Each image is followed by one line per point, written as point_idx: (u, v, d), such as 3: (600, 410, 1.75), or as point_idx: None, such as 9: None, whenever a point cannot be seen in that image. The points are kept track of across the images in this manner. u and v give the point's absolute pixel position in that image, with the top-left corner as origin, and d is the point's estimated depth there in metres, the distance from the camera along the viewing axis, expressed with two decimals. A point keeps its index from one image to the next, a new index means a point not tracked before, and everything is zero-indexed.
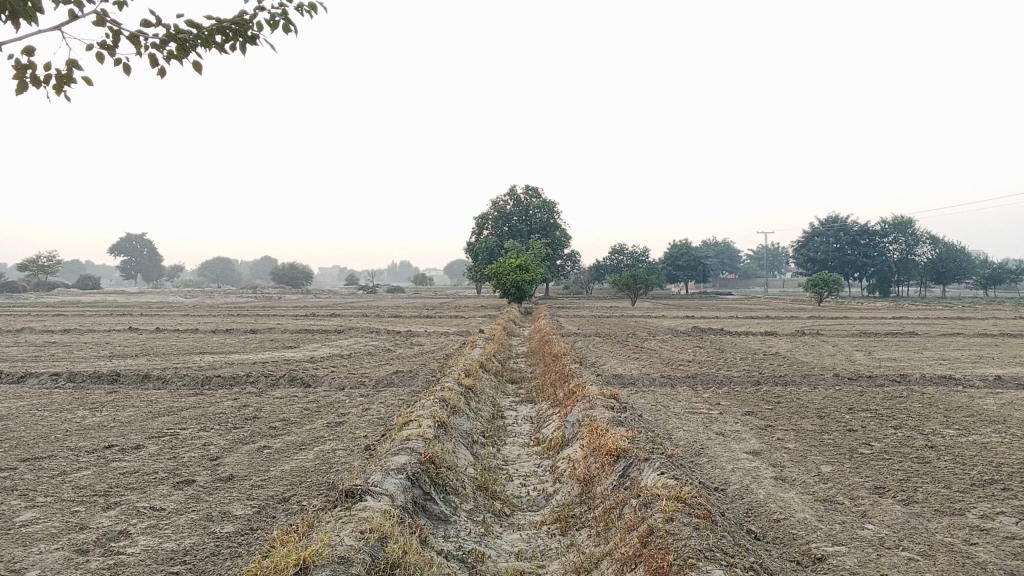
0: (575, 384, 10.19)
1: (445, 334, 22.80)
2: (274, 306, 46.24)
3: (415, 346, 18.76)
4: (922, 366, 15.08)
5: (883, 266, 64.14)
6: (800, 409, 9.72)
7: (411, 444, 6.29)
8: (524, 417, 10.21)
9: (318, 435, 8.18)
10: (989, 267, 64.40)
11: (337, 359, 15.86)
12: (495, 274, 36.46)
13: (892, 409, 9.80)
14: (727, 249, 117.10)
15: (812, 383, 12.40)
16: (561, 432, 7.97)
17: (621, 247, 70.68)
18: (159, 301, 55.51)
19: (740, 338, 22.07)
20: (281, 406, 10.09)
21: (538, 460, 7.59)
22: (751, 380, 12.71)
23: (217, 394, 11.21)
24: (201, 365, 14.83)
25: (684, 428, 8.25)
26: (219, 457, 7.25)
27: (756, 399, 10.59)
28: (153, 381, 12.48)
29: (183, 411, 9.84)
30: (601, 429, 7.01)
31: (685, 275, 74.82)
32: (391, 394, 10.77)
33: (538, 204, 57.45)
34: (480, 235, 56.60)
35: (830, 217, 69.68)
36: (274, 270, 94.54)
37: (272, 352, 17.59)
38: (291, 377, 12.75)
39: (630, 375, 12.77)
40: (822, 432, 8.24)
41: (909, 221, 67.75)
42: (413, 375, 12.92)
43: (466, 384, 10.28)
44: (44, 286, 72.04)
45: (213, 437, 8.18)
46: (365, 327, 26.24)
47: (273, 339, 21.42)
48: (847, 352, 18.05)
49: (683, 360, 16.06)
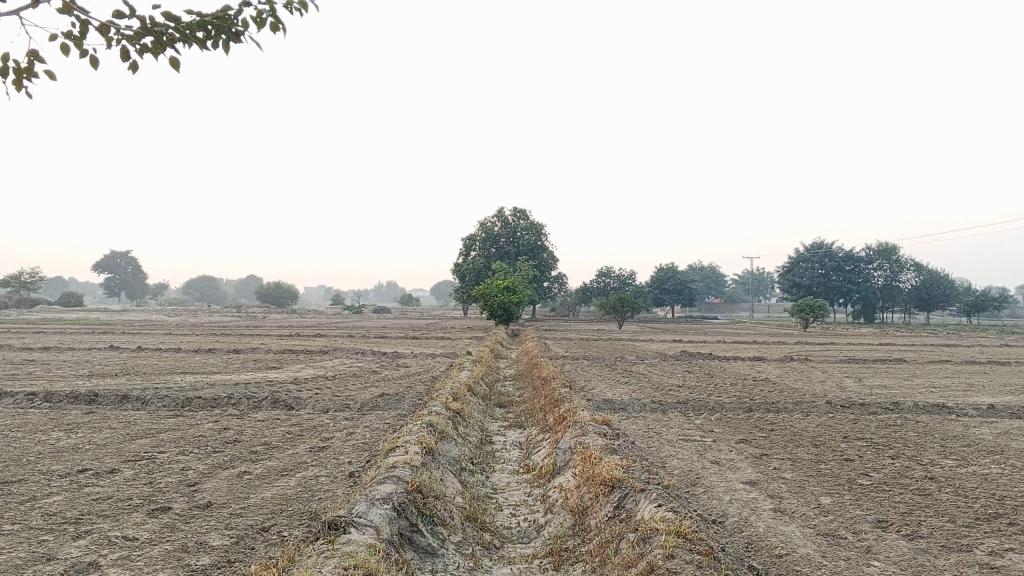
0: (565, 410, 9.96)
1: (432, 356, 22.53)
2: (259, 326, 45.87)
3: (401, 368, 18.49)
4: (914, 393, 14.93)
5: (868, 292, 64.76)
6: (795, 437, 9.52)
7: (397, 472, 6.06)
8: (513, 443, 9.97)
9: (300, 461, 7.91)
10: (973, 294, 64.72)
11: (321, 381, 15.59)
12: (482, 295, 36.25)
13: (888, 438, 9.61)
14: (713, 273, 117.43)
15: (805, 410, 12.20)
16: (552, 460, 7.75)
17: (609, 270, 70.65)
18: (142, 319, 54.97)
19: (729, 363, 21.89)
20: (263, 429, 9.83)
21: (529, 488, 7.36)
22: (743, 407, 12.52)
23: (197, 416, 10.93)
24: (182, 385, 14.54)
25: (678, 456, 8.04)
26: (197, 483, 6.98)
27: (749, 426, 10.38)
28: (132, 401, 12.19)
29: (161, 433, 9.56)
30: (595, 457, 6.80)
31: (671, 299, 74.84)
32: (376, 418, 10.51)
33: (526, 225, 57.41)
34: (467, 256, 56.45)
35: (816, 243, 69.97)
36: (259, 290, 94.08)
37: (256, 372, 17.28)
38: (275, 399, 12.48)
39: (621, 400, 12.55)
40: (819, 462, 8.05)
41: (893, 247, 68.07)
42: (399, 398, 12.64)
43: (453, 408, 10.04)
44: (27, 303, 71.46)
45: (191, 461, 7.91)
46: (351, 348, 25.95)
47: (257, 359, 21.09)
48: (837, 379, 17.90)
49: (673, 385, 15.86)
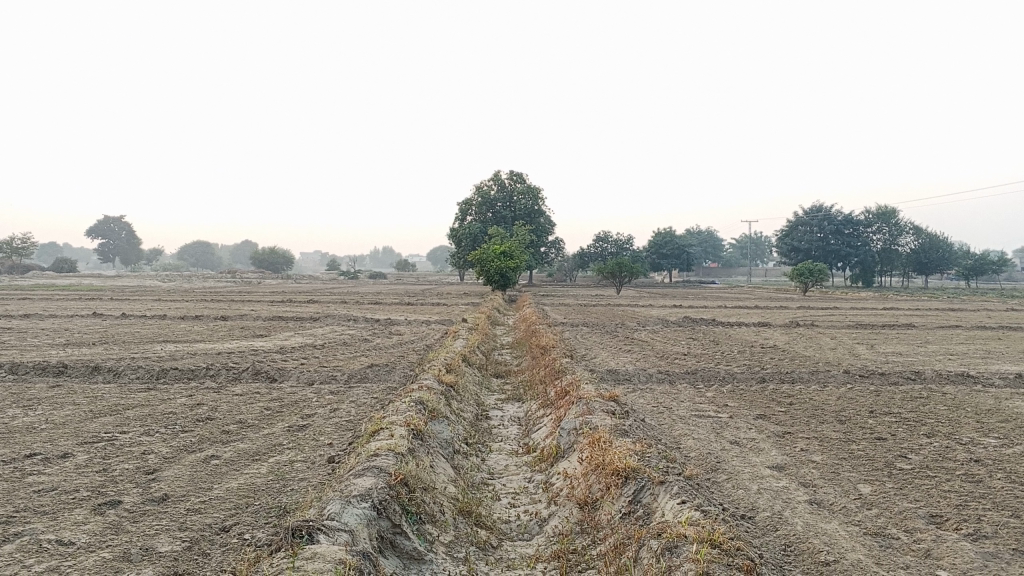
0: (568, 383, 9.16)
1: (426, 322, 21.78)
2: (253, 292, 45.19)
3: (393, 336, 17.72)
4: (932, 362, 14.14)
5: (866, 256, 64.10)
6: (817, 413, 8.75)
7: (378, 462, 5.24)
8: (510, 419, 9.20)
9: (275, 443, 7.12)
10: (972, 259, 63.95)
11: (309, 350, 14.81)
12: (478, 260, 35.36)
13: (918, 413, 8.82)
14: (711, 237, 116.50)
15: (822, 381, 11.44)
16: (555, 441, 6.97)
17: (606, 235, 69.61)
18: (136, 285, 53.91)
19: (734, 329, 21.10)
20: (239, 405, 9.04)
21: (529, 474, 6.59)
22: (756, 377, 11.75)
23: (171, 390, 10.13)
24: (160, 355, 13.74)
25: (694, 436, 7.26)
26: (157, 471, 6.18)
27: (766, 400, 9.61)
28: (103, 373, 11.41)
29: (128, 410, 8.77)
30: (604, 440, 6.01)
31: (669, 264, 73.98)
32: (364, 392, 9.73)
33: (522, 189, 56.32)
34: (463, 220, 55.51)
35: (816, 206, 68.97)
36: (253, 256, 93.52)
37: (240, 341, 16.45)
38: (256, 370, 11.69)
39: (625, 371, 11.76)
40: (849, 441, 7.28)
41: (893, 210, 67.01)
42: (390, 369, 11.85)
43: (446, 381, 9.22)
44: (21, 268, 70.61)
45: (154, 444, 7.11)
46: (342, 314, 25.20)
47: (244, 326, 20.24)
48: (848, 346, 17.14)
49: (678, 353, 15.07)
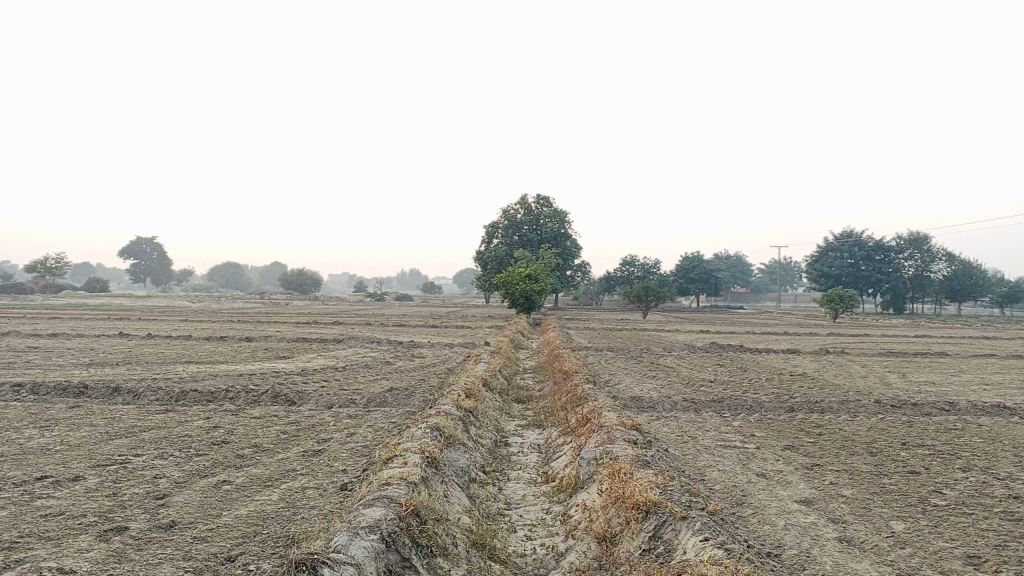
0: (589, 410, 8.95)
1: (450, 346, 21.62)
2: (280, 313, 45.37)
3: (416, 359, 17.61)
4: (966, 392, 13.74)
5: (897, 282, 63.19)
6: (847, 444, 8.48)
7: (390, 491, 5.08)
8: (530, 446, 9.02)
9: (289, 468, 6.99)
10: (1006, 286, 62.85)
11: (330, 373, 14.71)
12: (503, 283, 35.23)
13: (953, 446, 8.51)
14: (739, 262, 115.69)
15: (852, 410, 11.13)
16: (574, 471, 6.78)
17: (633, 259, 69.30)
18: (165, 305, 54.41)
19: (762, 356, 20.77)
20: (256, 428, 8.94)
21: (547, 505, 6.39)
22: (784, 406, 11.46)
23: (189, 411, 10.06)
24: (182, 376, 13.70)
25: (718, 467, 7.03)
26: (167, 496, 6.06)
27: (794, 430, 9.34)
28: (124, 394, 11.37)
29: (145, 432, 8.70)
30: (625, 471, 5.81)
31: (696, 288, 73.41)
32: (382, 416, 9.59)
33: (549, 213, 56.26)
34: (490, 243, 55.52)
35: (845, 231, 68.20)
36: (282, 277, 94.19)
37: (263, 362, 16.41)
38: (275, 392, 11.60)
39: (649, 398, 11.52)
40: (881, 475, 7.01)
41: (925, 236, 66.08)
42: (410, 393, 11.71)
43: (465, 406, 9.06)
44: (54, 288, 71.62)
45: (167, 467, 7.00)
46: (367, 336, 25.11)
47: (267, 348, 20.24)
48: (879, 374, 16.74)
49: (704, 380, 14.81)
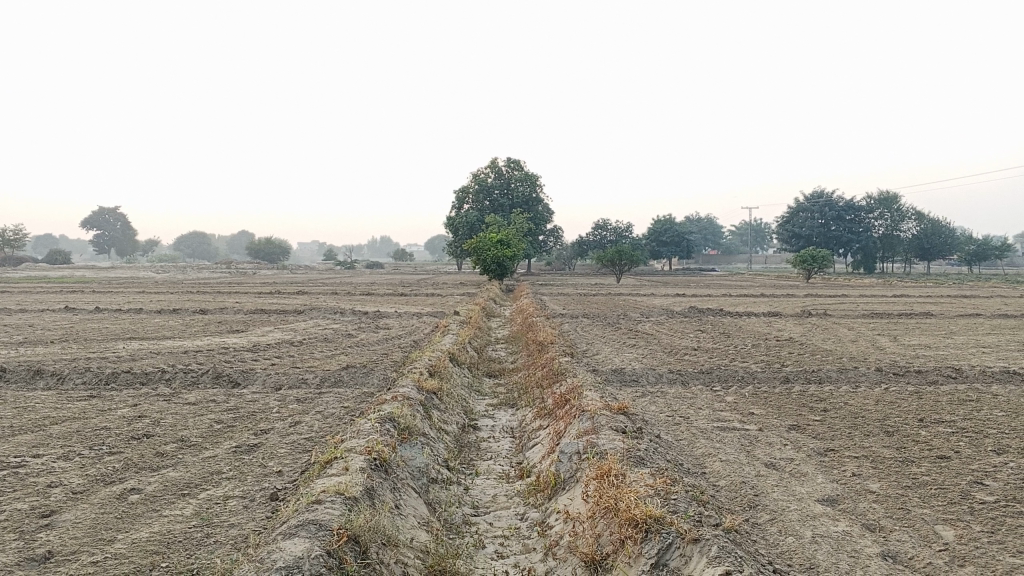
0: (568, 389, 7.87)
1: (418, 315, 20.47)
2: (243, 283, 43.81)
3: (380, 331, 16.48)
4: (965, 356, 12.86)
5: (868, 242, 62.78)
6: (860, 422, 7.53)
7: (319, 513, 4.00)
8: (503, 430, 7.95)
9: (215, 469, 5.88)
10: (975, 243, 62.61)
11: (285, 348, 13.53)
12: (474, 249, 34.00)
13: (976, 422, 7.55)
14: (710, 224, 115.14)
15: (853, 380, 10.20)
16: (553, 466, 5.72)
17: (604, 222, 68.17)
18: (128, 277, 52.54)
19: (744, 320, 19.86)
20: (187, 418, 7.78)
21: (522, 510, 5.34)
22: (778, 376, 10.48)
23: (115, 398, 8.86)
24: (120, 354, 12.46)
25: (722, 457, 6.03)
26: (54, 514, 4.91)
27: (796, 405, 8.37)
28: (46, 379, 10.12)
29: (57, 425, 7.51)
30: (616, 472, 4.76)
31: (669, 252, 72.61)
32: (334, 400, 8.45)
33: (520, 176, 55.01)
34: (460, 209, 54.23)
35: (817, 191, 67.63)
36: (251, 246, 92.11)
37: (213, 338, 15.16)
38: (218, 372, 10.42)
39: (631, 371, 10.48)
40: (908, 462, 6.05)
41: (895, 195, 65.59)
42: (368, 371, 10.55)
43: (427, 387, 7.96)
44: (13, 262, 69.10)
45: (68, 472, 5.85)
46: (329, 307, 23.82)
47: (222, 321, 18.93)
48: (868, 338, 15.85)
49: (688, 348, 13.83)
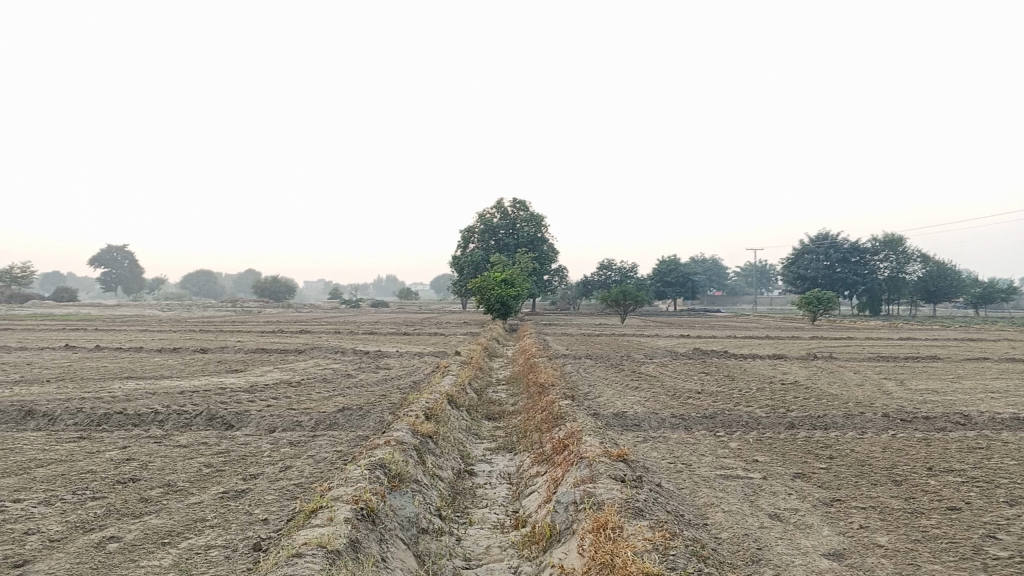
0: (567, 434, 7.68)
1: (420, 356, 20.27)
2: (246, 322, 43.70)
3: (380, 372, 16.30)
4: (974, 401, 12.61)
5: (873, 284, 62.62)
6: (868, 470, 7.31)
7: (298, 568, 3.81)
8: (499, 476, 7.74)
9: (199, 517, 5.69)
10: (981, 286, 62.35)
11: (282, 388, 13.35)
12: (477, 288, 33.88)
13: (987, 471, 7.33)
14: (715, 264, 115.03)
15: (860, 426, 9.98)
16: (549, 517, 5.52)
17: (609, 263, 68.16)
18: (132, 314, 52.55)
19: (749, 362, 19.65)
20: (176, 461, 7.59)
21: (515, 562, 5.14)
22: (783, 421, 10.26)
23: (104, 439, 8.69)
24: (115, 394, 12.29)
25: (724, 507, 5.83)
26: (27, 564, 4.72)
27: (802, 452, 8.16)
28: (37, 420, 9.95)
29: (41, 467, 7.33)
30: (611, 525, 4.57)
31: (673, 292, 72.44)
32: (327, 444, 8.26)
33: (525, 217, 55.13)
34: (464, 248, 54.26)
35: (822, 233, 67.63)
36: (256, 284, 92.16)
37: (210, 377, 14.98)
38: (212, 413, 10.23)
39: (633, 415, 10.27)
40: (917, 513, 5.83)
41: (900, 237, 65.44)
42: (364, 413, 10.36)
43: (422, 432, 7.77)
44: (18, 298, 69.16)
45: (49, 518, 5.67)
46: (330, 346, 23.65)
47: (221, 360, 18.77)
48: (875, 381, 15.61)
49: (691, 391, 13.62)
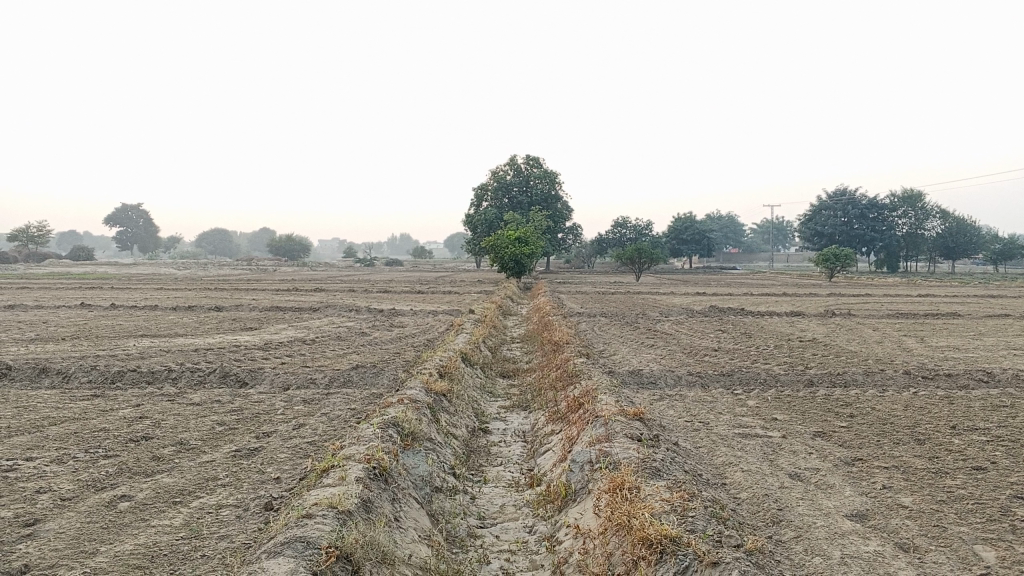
0: (582, 392, 7.56)
1: (434, 313, 20.20)
2: (261, 280, 43.90)
3: (395, 329, 16.26)
4: (996, 359, 12.40)
5: (891, 240, 61.94)
6: (890, 429, 7.17)
7: (309, 529, 3.72)
8: (514, 434, 7.66)
9: (211, 476, 5.63)
10: (1001, 242, 61.57)
11: (296, 346, 13.31)
12: (491, 246, 33.72)
13: (1012, 430, 7.17)
14: (731, 222, 114.15)
15: (880, 384, 9.82)
16: (564, 476, 5.42)
17: (624, 220, 67.77)
18: (148, 272, 52.80)
19: (766, 319, 19.46)
20: (189, 419, 7.55)
21: (531, 522, 5.06)
22: (803, 379, 10.12)
23: (118, 397, 8.66)
24: (129, 352, 12.28)
25: (743, 467, 5.71)
26: (37, 523, 4.67)
27: (821, 411, 8.02)
28: (52, 378, 9.94)
29: (55, 425, 7.31)
30: (629, 485, 4.46)
31: (689, 250, 72.02)
32: (341, 402, 8.20)
33: (539, 174, 54.72)
34: (478, 206, 53.98)
35: (840, 189, 66.82)
36: (272, 242, 92.39)
37: (224, 335, 14.96)
38: (226, 371, 10.19)
39: (649, 373, 10.15)
40: (942, 473, 5.70)
41: (919, 193, 64.57)
42: (378, 371, 10.28)
43: (435, 390, 7.68)
44: (37, 257, 69.63)
45: (61, 476, 5.63)
46: (345, 305, 23.64)
47: (236, 318, 18.78)
48: (895, 339, 15.41)
49: (708, 348, 13.48)
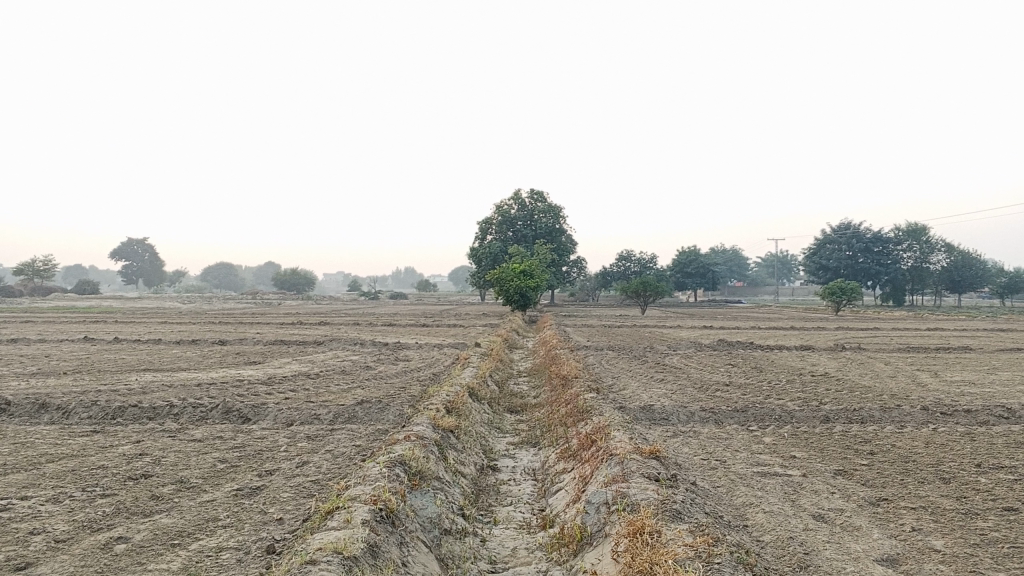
0: (594, 429, 7.34)
1: (439, 347, 19.98)
2: (267, 313, 43.76)
3: (400, 363, 16.04)
4: (1013, 394, 12.14)
5: (896, 274, 61.71)
6: (914, 468, 6.93)
7: None
8: (524, 472, 7.43)
9: (211, 516, 5.41)
10: (1007, 275, 61.30)
11: (300, 381, 13.10)
12: (496, 280, 33.55)
13: None
14: (735, 255, 114.09)
15: (898, 420, 9.57)
16: (579, 518, 5.20)
17: (629, 254, 67.70)
18: (152, 306, 52.65)
19: (775, 354, 19.19)
20: (190, 456, 7.34)
21: (544, 566, 4.83)
22: (818, 415, 9.87)
23: (118, 433, 8.46)
24: (131, 387, 12.09)
25: (765, 508, 5.48)
26: (28, 567, 4.46)
27: (841, 448, 7.78)
28: (51, 413, 9.74)
29: (52, 462, 7.10)
30: (649, 529, 4.25)
31: (694, 283, 71.82)
32: (346, 439, 7.99)
33: (543, 208, 54.75)
34: (483, 239, 53.95)
35: (844, 223, 66.75)
36: (276, 277, 92.36)
37: (227, 369, 14.74)
38: (228, 406, 9.98)
39: (661, 409, 9.91)
40: (972, 515, 5.46)
41: (924, 226, 64.49)
42: (383, 407, 10.06)
43: (443, 426, 7.47)
44: (41, 291, 69.59)
45: (56, 516, 5.43)
46: (350, 338, 23.44)
47: (239, 352, 18.57)
48: (908, 373, 15.14)
49: (719, 383, 13.24)
